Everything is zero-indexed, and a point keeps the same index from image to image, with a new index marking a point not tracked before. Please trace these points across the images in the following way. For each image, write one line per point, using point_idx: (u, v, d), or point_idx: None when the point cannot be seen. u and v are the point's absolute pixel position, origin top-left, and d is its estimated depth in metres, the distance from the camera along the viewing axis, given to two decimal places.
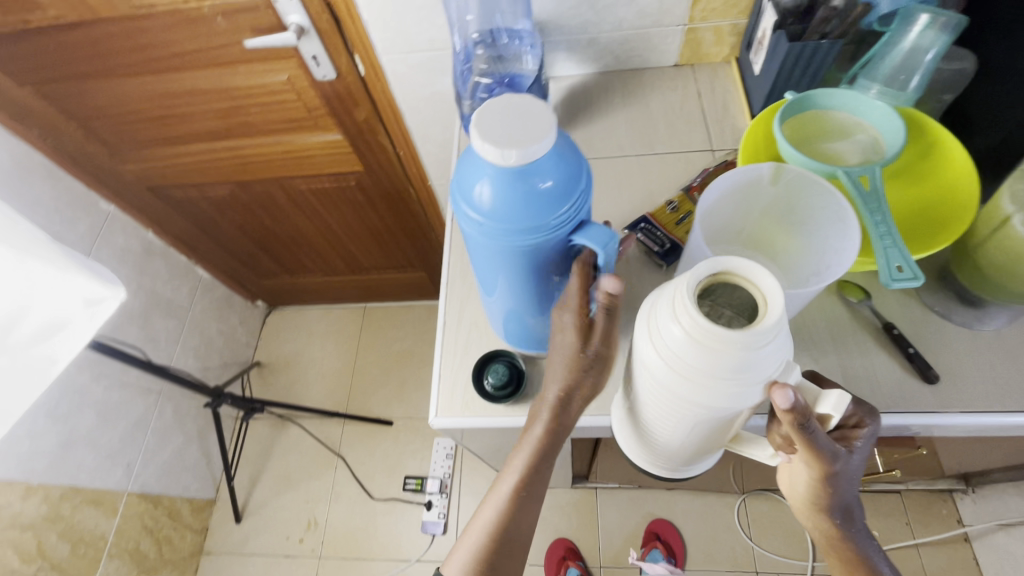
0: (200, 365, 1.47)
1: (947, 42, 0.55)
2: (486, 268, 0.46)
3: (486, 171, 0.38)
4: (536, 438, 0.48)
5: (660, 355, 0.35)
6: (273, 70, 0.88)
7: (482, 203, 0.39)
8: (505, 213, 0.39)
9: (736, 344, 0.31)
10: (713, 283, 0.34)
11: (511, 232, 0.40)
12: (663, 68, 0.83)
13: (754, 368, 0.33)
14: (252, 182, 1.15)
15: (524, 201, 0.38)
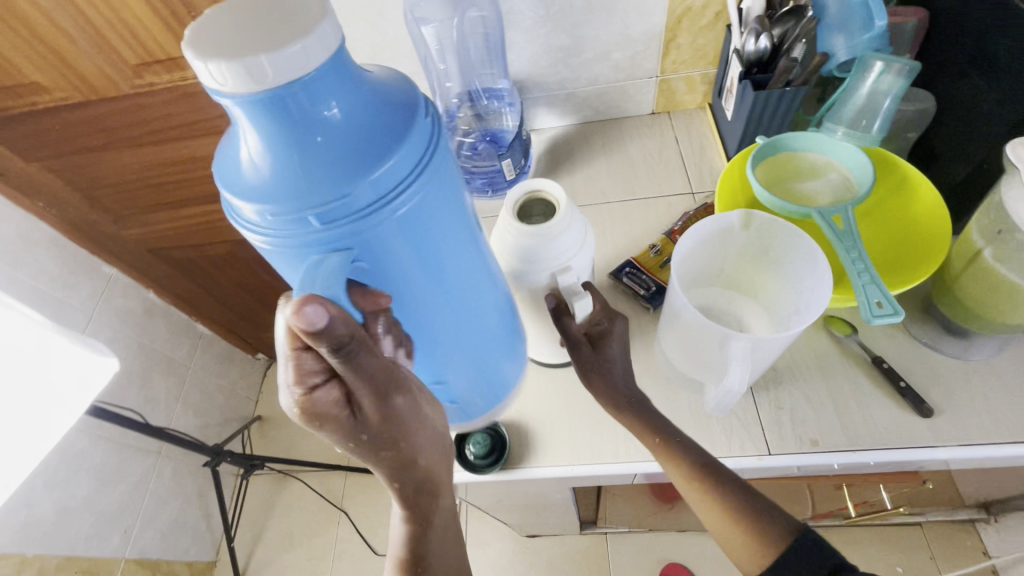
0: (200, 423, 1.46)
1: (903, 86, 0.57)
2: (299, 276, 0.34)
3: (248, 117, 0.27)
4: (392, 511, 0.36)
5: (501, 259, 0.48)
6: None
7: (256, 170, 0.29)
8: (281, 181, 0.28)
9: (529, 233, 0.44)
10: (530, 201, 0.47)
11: (295, 212, 0.29)
12: (641, 116, 0.86)
13: (557, 254, 0.45)
14: (249, 240, 1.18)
15: (310, 162, 0.28)
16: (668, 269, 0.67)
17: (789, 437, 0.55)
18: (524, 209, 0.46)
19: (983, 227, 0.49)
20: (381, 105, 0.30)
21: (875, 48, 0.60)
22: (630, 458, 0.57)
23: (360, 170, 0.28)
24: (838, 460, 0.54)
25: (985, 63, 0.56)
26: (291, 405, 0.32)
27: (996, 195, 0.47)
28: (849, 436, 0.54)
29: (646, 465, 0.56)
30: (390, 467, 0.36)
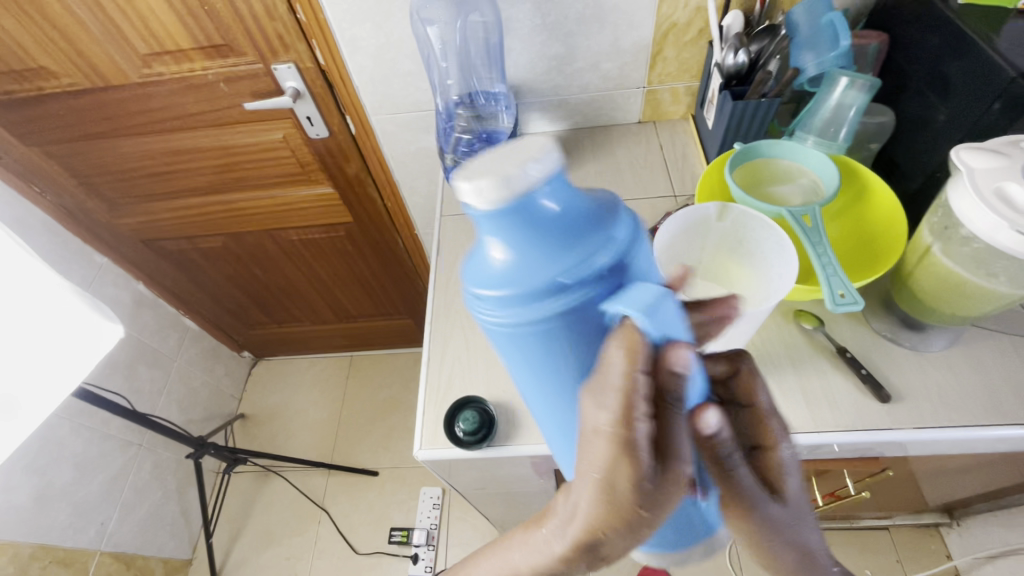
0: (183, 418, 1.45)
1: (864, 101, 0.63)
2: (533, 371, 0.36)
3: (490, 235, 0.31)
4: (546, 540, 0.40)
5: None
6: (270, 129, 0.95)
7: (499, 270, 0.32)
8: (519, 282, 0.31)
9: None
10: None
11: (534, 304, 0.31)
12: (628, 124, 0.91)
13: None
14: (244, 233, 1.20)
15: (544, 258, 0.30)
16: None
17: None
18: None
19: (933, 225, 0.54)
20: (593, 204, 0.32)
21: (841, 65, 0.64)
22: None
23: (585, 257, 0.30)
24: (804, 441, 0.57)
25: (938, 82, 0.62)
26: (602, 424, 0.32)
27: (942, 196, 0.53)
28: (815, 419, 0.58)
29: None
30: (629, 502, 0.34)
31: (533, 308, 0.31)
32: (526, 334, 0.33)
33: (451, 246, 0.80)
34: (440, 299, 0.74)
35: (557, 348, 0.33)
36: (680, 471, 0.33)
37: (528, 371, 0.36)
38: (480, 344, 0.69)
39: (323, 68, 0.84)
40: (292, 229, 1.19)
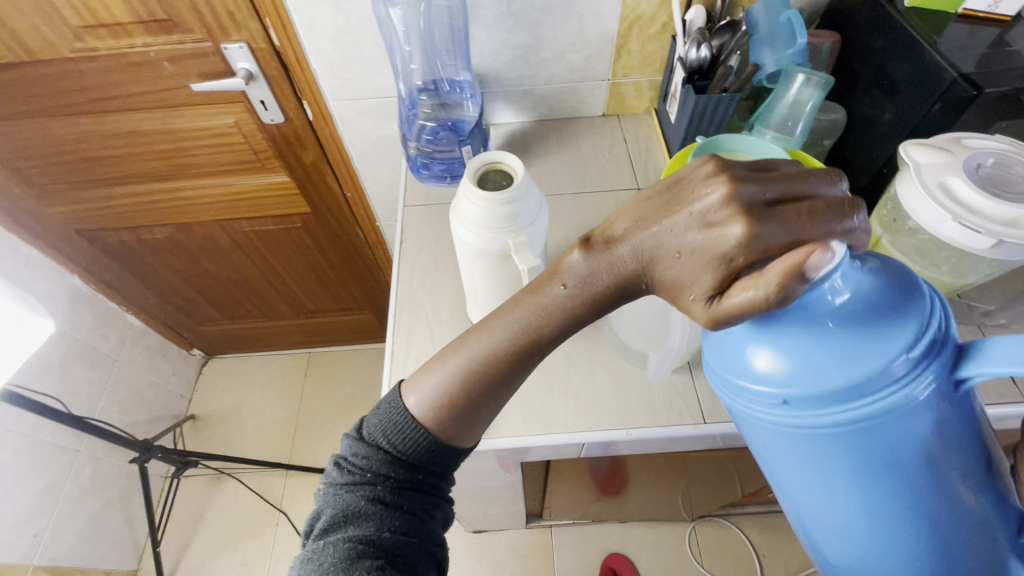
0: (126, 420, 1.36)
1: (819, 98, 0.65)
2: (835, 481, 0.33)
3: (766, 335, 0.32)
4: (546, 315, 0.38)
5: (462, 229, 0.49)
6: (221, 113, 0.89)
7: (774, 373, 0.32)
8: (818, 375, 0.31)
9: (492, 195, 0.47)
10: (491, 171, 0.50)
11: (840, 397, 0.31)
12: (593, 117, 0.91)
13: (517, 220, 0.47)
14: (192, 224, 1.13)
15: (840, 339, 0.30)
16: None
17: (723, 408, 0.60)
18: (482, 177, 0.49)
19: (882, 217, 0.57)
20: (881, 285, 0.32)
21: (798, 62, 0.66)
22: (579, 428, 0.60)
23: (882, 323, 0.30)
24: None
25: (884, 81, 0.65)
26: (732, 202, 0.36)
27: (891, 191, 0.55)
28: None
29: (594, 433, 0.60)
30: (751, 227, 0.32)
31: (840, 401, 0.31)
32: (843, 435, 0.31)
33: (414, 237, 0.78)
34: (402, 292, 0.72)
35: (882, 446, 0.31)
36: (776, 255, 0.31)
37: (851, 487, 0.33)
38: (446, 338, 0.67)
39: (278, 49, 0.80)
40: (246, 220, 1.14)
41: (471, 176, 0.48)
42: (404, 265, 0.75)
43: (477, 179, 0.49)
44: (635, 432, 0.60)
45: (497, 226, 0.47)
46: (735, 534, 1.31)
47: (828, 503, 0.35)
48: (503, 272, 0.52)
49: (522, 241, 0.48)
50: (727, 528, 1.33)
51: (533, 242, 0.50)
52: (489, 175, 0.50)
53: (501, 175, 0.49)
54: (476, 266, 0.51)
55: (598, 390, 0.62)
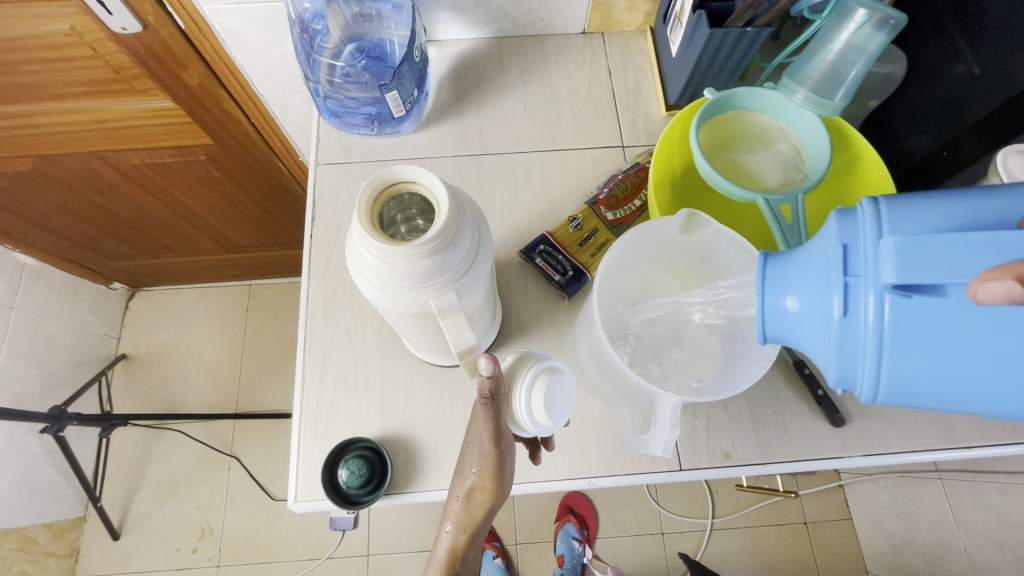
0: (41, 372, 1.22)
1: (880, 44, 0.47)
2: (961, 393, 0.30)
3: (776, 283, 0.36)
4: (466, 484, 0.44)
5: (361, 278, 0.33)
6: (46, 16, 0.63)
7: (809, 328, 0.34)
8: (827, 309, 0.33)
9: (412, 254, 0.30)
10: (389, 200, 0.32)
11: (849, 331, 0.32)
12: (569, 35, 0.69)
13: (439, 275, 0.32)
14: (61, 157, 0.89)
15: (824, 264, 0.33)
16: (589, 248, 0.56)
17: (702, 450, 0.51)
18: (381, 209, 0.32)
19: None
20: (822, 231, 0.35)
21: None
22: (532, 477, 0.50)
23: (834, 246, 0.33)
24: (747, 473, 0.51)
25: (972, 23, 0.46)
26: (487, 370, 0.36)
27: None
28: (762, 448, 0.51)
29: (551, 484, 0.50)
30: (494, 424, 0.41)
31: (858, 330, 0.31)
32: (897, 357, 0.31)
33: (331, 211, 0.60)
34: (316, 290, 0.56)
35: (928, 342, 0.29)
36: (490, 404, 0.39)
37: (978, 383, 0.29)
38: (371, 358, 0.53)
39: None
40: (130, 152, 0.89)
41: (366, 209, 0.31)
42: (317, 253, 0.58)
43: (372, 220, 0.31)
44: (599, 481, 0.50)
45: (410, 284, 0.32)
46: None
47: (1003, 407, 0.29)
48: (431, 330, 0.37)
49: (450, 301, 0.33)
50: None
51: (467, 294, 0.34)
52: (392, 201, 0.33)
53: (403, 196, 0.32)
54: (394, 320, 0.36)
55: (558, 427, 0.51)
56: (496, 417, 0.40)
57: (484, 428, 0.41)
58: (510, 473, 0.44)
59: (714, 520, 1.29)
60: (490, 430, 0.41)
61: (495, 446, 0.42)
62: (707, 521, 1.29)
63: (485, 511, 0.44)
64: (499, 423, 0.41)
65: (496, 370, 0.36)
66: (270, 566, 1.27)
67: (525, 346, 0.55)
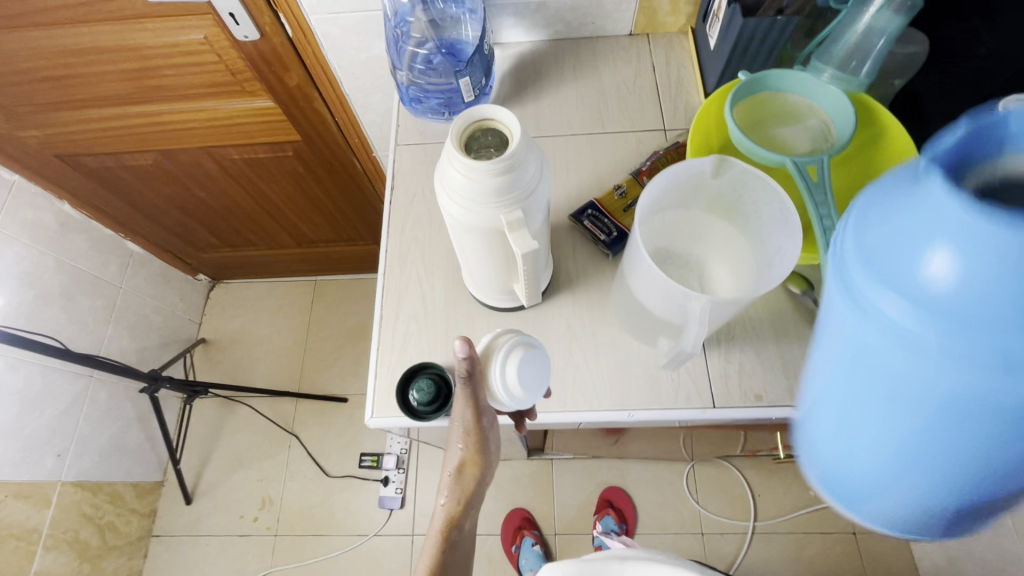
0: (137, 346, 1.38)
1: (900, 25, 0.53)
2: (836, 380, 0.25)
3: (957, 259, 0.17)
4: (454, 462, 0.50)
5: (447, 199, 0.42)
6: (186, 28, 0.78)
7: (886, 279, 0.19)
8: (924, 318, 0.18)
9: (490, 171, 0.38)
10: (476, 132, 0.41)
11: (867, 317, 0.21)
12: (617, 38, 0.78)
13: (510, 194, 0.40)
14: (176, 151, 1.05)
15: (965, 325, 0.17)
16: (632, 213, 0.63)
17: (734, 391, 0.56)
18: (467, 140, 0.41)
19: None
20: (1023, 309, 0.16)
21: None
22: (578, 408, 0.56)
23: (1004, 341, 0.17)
24: (776, 415, 0.55)
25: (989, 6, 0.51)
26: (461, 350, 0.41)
27: None
28: (792, 393, 0.55)
29: (593, 414, 0.56)
30: (473, 404, 0.46)
31: (877, 331, 0.20)
32: (859, 346, 0.22)
33: (407, 184, 0.70)
34: (393, 247, 0.66)
35: (878, 384, 0.22)
36: (468, 385, 0.45)
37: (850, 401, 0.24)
38: (438, 303, 0.62)
39: None
40: (233, 148, 1.04)
41: (456, 141, 0.40)
42: (395, 216, 0.68)
43: (460, 145, 0.40)
44: (637, 414, 0.56)
45: (485, 199, 0.40)
46: (733, 474, 1.33)
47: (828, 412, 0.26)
48: (498, 246, 0.45)
49: (517, 218, 0.41)
50: (726, 468, 1.34)
51: (530, 216, 0.42)
52: (477, 136, 0.42)
53: (488, 131, 0.41)
54: (470, 239, 0.44)
55: (601, 365, 0.58)
56: (475, 394, 0.46)
57: (466, 404, 0.47)
58: (493, 448, 0.50)
59: (757, 523, 1.28)
60: (472, 406, 0.46)
61: (474, 426, 0.48)
62: (749, 524, 1.27)
63: (477, 477, 0.49)
64: (480, 402, 0.47)
65: (472, 352, 0.42)
66: (323, 538, 1.35)
67: (572, 297, 0.61)
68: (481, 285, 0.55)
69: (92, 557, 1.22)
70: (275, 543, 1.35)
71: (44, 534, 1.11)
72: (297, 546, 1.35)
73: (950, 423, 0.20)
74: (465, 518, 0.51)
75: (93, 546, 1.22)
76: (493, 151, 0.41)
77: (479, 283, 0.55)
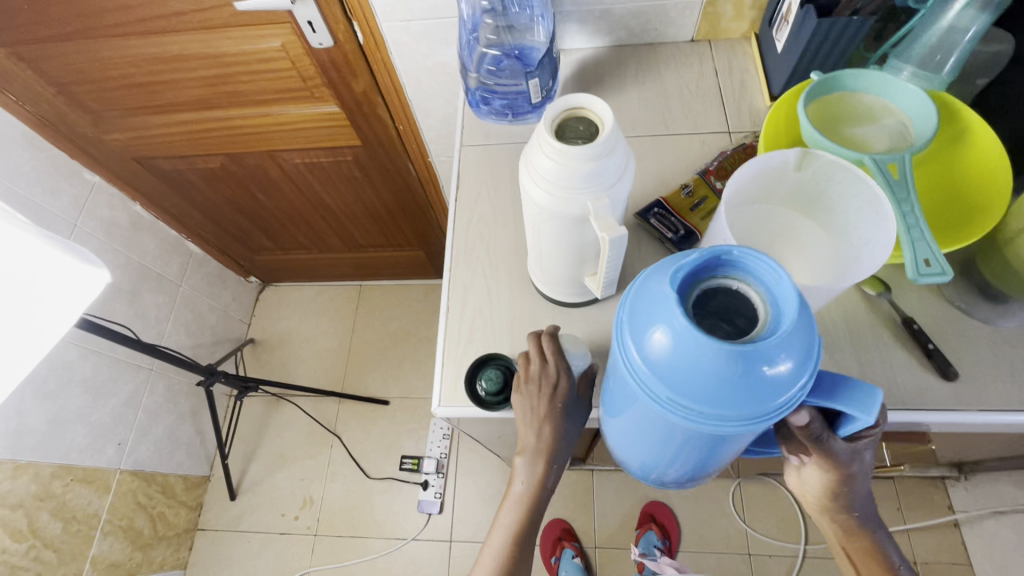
0: (192, 342, 1.43)
1: (986, 23, 0.52)
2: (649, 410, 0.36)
3: (663, 319, 0.31)
4: (523, 482, 0.53)
5: (533, 184, 0.43)
6: (266, 35, 0.82)
7: (658, 346, 0.31)
8: (681, 339, 0.30)
9: (584, 154, 0.39)
10: (566, 121, 0.43)
11: (658, 360, 0.32)
12: (680, 43, 0.79)
13: (599, 180, 0.40)
14: (242, 154, 1.10)
15: (684, 341, 0.30)
16: (699, 212, 0.63)
17: None
18: (559, 128, 0.43)
19: None
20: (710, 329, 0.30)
21: None
22: None
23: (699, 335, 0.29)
24: None
25: None
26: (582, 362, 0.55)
27: None
28: None
29: None
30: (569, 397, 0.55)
31: (652, 351, 0.32)
32: (650, 372, 0.33)
33: (472, 182, 0.72)
34: (459, 242, 0.67)
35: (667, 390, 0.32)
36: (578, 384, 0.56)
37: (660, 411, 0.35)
38: (504, 296, 0.63)
39: None
40: (295, 152, 1.09)
41: (547, 127, 0.42)
42: (462, 213, 0.69)
43: (552, 131, 0.42)
44: None
45: (576, 183, 0.40)
46: (782, 494, 1.28)
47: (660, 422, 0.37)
48: (579, 234, 0.45)
49: (604, 205, 0.41)
50: (774, 488, 1.30)
51: (615, 206, 0.43)
52: (568, 126, 0.44)
53: (579, 121, 0.43)
54: (551, 226, 0.45)
55: None
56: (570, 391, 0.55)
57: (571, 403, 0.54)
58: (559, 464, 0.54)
59: (808, 546, 1.22)
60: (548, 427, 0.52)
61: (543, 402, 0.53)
62: (800, 547, 1.22)
63: (540, 472, 0.53)
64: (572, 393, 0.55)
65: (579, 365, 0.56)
66: (362, 540, 1.35)
67: None
68: (553, 279, 0.57)
69: (143, 545, 1.25)
70: (315, 543, 1.37)
71: (102, 519, 1.15)
72: (336, 547, 1.36)
73: (701, 393, 0.31)
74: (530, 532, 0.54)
75: (144, 534, 1.26)
76: (584, 139, 0.43)
77: (550, 277, 0.56)
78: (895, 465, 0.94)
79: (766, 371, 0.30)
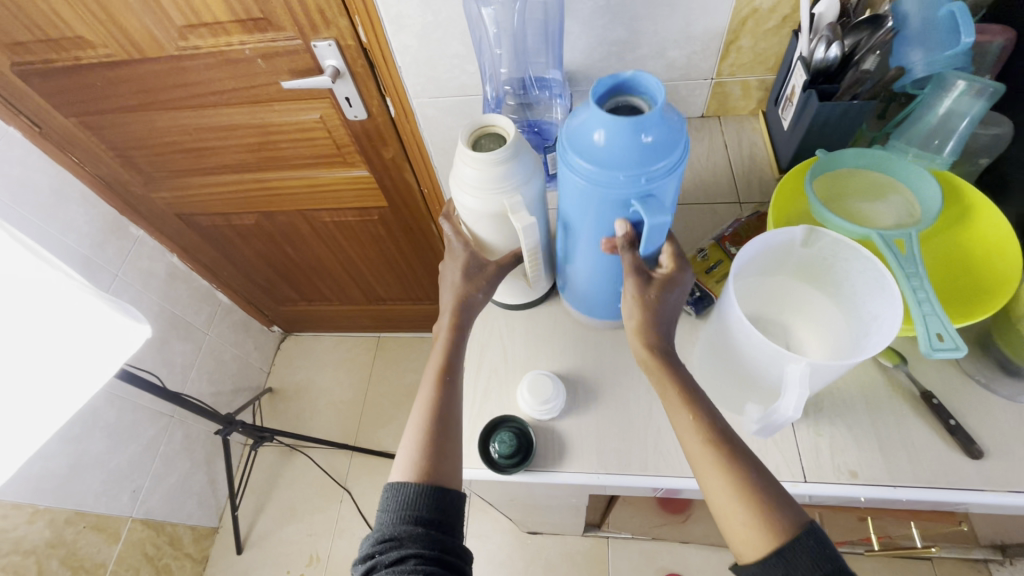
0: (213, 390, 1.46)
1: (983, 108, 0.55)
2: (582, 207, 0.46)
3: (595, 122, 0.41)
4: (444, 335, 0.54)
5: (461, 193, 0.49)
6: (306, 108, 0.90)
7: (594, 143, 0.41)
8: (609, 129, 0.40)
9: (493, 160, 0.45)
10: (480, 136, 0.50)
11: (590, 152, 0.42)
12: (690, 119, 0.83)
13: (511, 181, 0.47)
14: (276, 213, 1.17)
15: (610, 130, 0.40)
16: (715, 276, 0.64)
17: (827, 466, 0.53)
18: (474, 143, 0.49)
19: None
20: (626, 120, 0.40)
21: (957, 66, 0.56)
22: (659, 472, 0.55)
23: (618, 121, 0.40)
24: (877, 494, 0.52)
25: None
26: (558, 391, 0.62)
27: None
28: (891, 471, 0.52)
29: (674, 480, 0.55)
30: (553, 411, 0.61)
31: (589, 148, 0.42)
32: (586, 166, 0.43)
33: None
34: None
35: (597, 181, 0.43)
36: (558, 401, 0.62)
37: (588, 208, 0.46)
38: (519, 358, 0.64)
39: (365, 47, 0.78)
40: (325, 211, 1.16)
41: (464, 142, 0.48)
42: None
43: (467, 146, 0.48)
44: None
45: (492, 185, 0.47)
46: None
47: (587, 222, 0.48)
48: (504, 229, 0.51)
49: (518, 200, 0.47)
50: None
51: (530, 201, 0.49)
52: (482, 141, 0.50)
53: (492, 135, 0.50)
54: (482, 228, 0.52)
55: None
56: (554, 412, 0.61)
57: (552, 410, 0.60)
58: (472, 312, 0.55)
59: None
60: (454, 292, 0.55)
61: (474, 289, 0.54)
62: None
63: (448, 345, 0.53)
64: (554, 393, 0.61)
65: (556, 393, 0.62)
66: None
67: None
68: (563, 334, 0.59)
69: None
70: None
71: (108, 569, 1.14)
72: None
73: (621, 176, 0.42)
74: (454, 384, 0.52)
75: None
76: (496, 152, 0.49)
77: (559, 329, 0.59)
78: (931, 546, 0.89)
79: (648, 139, 0.40)
